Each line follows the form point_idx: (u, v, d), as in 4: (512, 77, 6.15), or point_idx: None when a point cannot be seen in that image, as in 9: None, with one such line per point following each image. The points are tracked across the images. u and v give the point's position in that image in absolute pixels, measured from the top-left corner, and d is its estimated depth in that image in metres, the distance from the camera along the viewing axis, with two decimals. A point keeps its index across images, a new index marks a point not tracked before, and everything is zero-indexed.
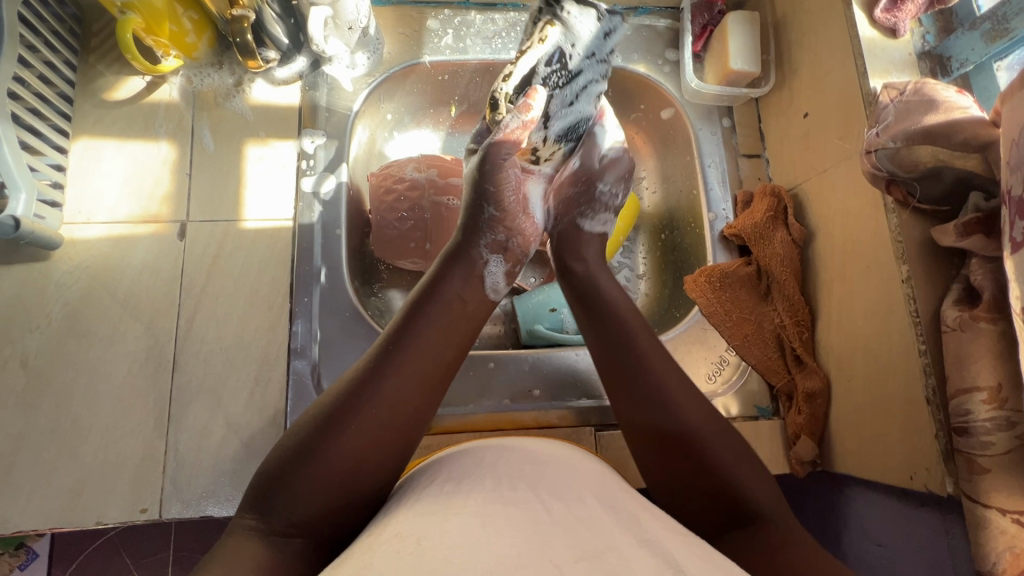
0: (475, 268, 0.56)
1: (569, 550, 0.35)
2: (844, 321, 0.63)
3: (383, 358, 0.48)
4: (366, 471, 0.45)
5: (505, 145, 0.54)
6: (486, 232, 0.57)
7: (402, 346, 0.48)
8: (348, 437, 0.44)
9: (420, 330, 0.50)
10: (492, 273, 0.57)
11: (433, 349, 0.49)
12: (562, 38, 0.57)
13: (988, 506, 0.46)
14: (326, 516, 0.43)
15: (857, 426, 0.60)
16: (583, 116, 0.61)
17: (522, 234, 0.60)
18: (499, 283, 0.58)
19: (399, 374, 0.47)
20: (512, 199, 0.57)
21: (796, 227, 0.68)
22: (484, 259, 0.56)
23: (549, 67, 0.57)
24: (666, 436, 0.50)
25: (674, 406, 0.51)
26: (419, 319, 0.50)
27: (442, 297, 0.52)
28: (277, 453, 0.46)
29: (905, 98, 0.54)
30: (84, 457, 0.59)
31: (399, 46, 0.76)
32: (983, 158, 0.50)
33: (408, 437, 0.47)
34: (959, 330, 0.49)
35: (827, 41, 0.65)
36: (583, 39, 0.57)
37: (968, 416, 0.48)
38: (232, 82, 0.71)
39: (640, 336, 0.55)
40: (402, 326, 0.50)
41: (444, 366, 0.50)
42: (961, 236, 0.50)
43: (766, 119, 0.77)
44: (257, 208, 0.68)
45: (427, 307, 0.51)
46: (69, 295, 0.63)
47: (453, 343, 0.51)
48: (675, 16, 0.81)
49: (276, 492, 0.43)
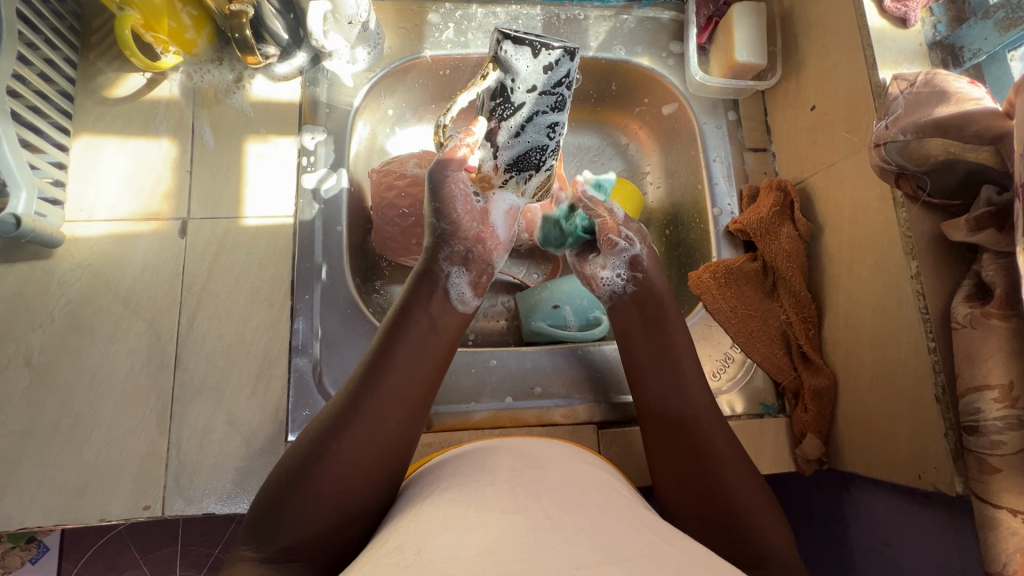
0: (436, 284, 0.56)
1: (568, 553, 0.34)
2: (851, 317, 0.62)
3: (366, 373, 0.50)
4: (354, 492, 0.45)
5: (450, 162, 0.56)
6: (444, 245, 0.57)
7: (383, 363, 0.50)
8: (336, 459, 0.45)
9: (399, 345, 0.51)
10: (456, 285, 0.56)
11: (411, 365, 0.51)
12: (503, 75, 0.55)
13: (998, 507, 0.45)
14: (324, 539, 0.43)
15: (865, 425, 0.59)
16: (534, 146, 0.59)
17: (483, 243, 0.58)
18: (466, 294, 0.57)
19: (383, 393, 0.48)
20: (463, 211, 0.56)
21: (802, 222, 0.67)
22: (446, 273, 0.56)
23: (493, 101, 0.56)
24: (679, 427, 0.54)
25: (690, 398, 0.55)
26: (398, 336, 0.52)
27: (411, 318, 0.53)
28: (271, 482, 0.46)
29: (915, 89, 0.53)
30: (87, 454, 0.59)
31: (400, 41, 0.76)
32: (996, 151, 0.48)
33: (394, 457, 0.47)
34: (970, 326, 0.48)
35: (835, 32, 0.64)
36: (524, 75, 0.55)
37: (978, 415, 0.47)
38: (232, 78, 0.71)
39: (676, 329, 0.59)
40: (379, 344, 0.52)
41: (424, 383, 0.51)
42: (973, 231, 0.49)
43: (772, 112, 0.76)
44: (258, 205, 0.68)
45: (402, 326, 0.53)
46: (71, 293, 0.63)
47: (429, 358, 0.52)
48: (680, 8, 0.80)
49: (272, 518, 0.43)
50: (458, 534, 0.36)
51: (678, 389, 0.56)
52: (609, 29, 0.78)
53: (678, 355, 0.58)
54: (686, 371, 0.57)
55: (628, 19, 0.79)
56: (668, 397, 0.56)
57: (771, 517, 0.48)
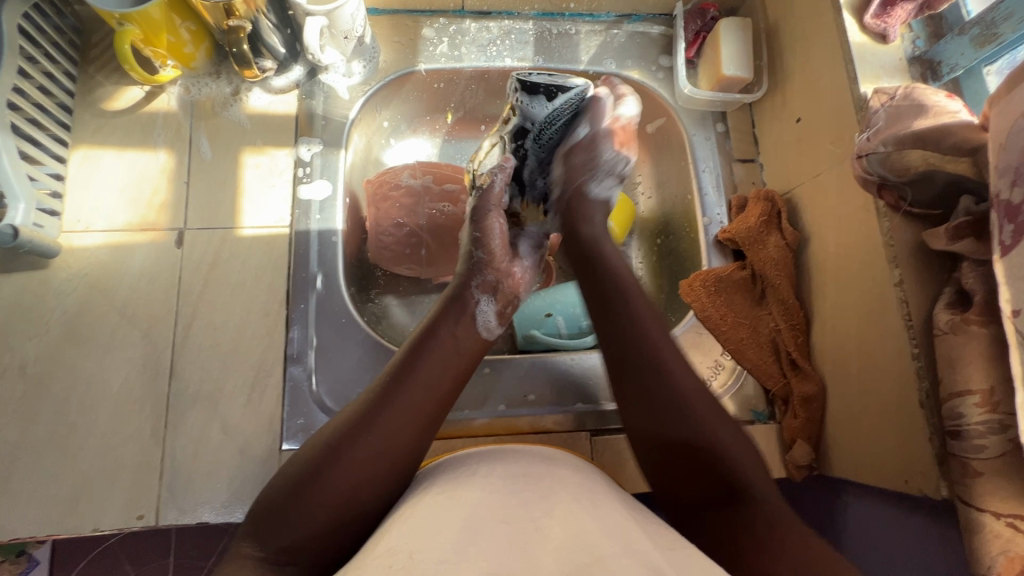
0: (467, 311, 0.57)
1: (554, 558, 0.35)
2: (838, 324, 0.63)
3: (388, 380, 0.50)
4: (361, 498, 0.45)
5: (489, 199, 0.63)
6: (480, 275, 0.60)
7: (405, 374, 0.50)
8: (344, 465, 0.45)
9: (423, 358, 0.52)
10: (482, 312, 0.58)
11: (432, 380, 0.51)
12: (522, 119, 0.68)
13: (982, 510, 0.46)
14: (322, 542, 0.43)
15: (853, 430, 0.60)
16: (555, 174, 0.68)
17: (512, 278, 0.62)
18: (491, 322, 0.58)
19: (402, 402, 0.49)
20: (498, 244, 0.61)
21: (789, 231, 0.68)
22: (477, 301, 0.58)
23: (514, 141, 0.68)
24: (653, 397, 0.50)
25: (677, 389, 0.50)
26: (420, 353, 0.52)
27: (438, 336, 0.54)
28: (271, 487, 0.47)
29: (895, 102, 0.54)
30: (82, 463, 0.60)
31: (395, 54, 0.77)
32: (974, 162, 0.50)
33: (400, 471, 0.47)
34: (951, 333, 0.49)
35: (818, 46, 0.65)
36: (539, 114, 0.67)
37: (960, 420, 0.48)
38: (229, 91, 0.72)
39: (639, 313, 0.55)
40: (405, 355, 0.53)
41: (443, 398, 0.51)
42: (952, 240, 0.50)
43: (760, 124, 0.77)
44: (255, 215, 0.69)
45: (427, 343, 0.53)
46: (67, 303, 0.64)
47: (448, 377, 0.52)
48: (669, 23, 0.81)
49: (274, 518, 0.44)
50: (449, 538, 0.37)
51: (658, 377, 0.51)
52: (600, 44, 0.80)
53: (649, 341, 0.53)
54: (668, 358, 0.52)
55: (618, 34, 0.80)
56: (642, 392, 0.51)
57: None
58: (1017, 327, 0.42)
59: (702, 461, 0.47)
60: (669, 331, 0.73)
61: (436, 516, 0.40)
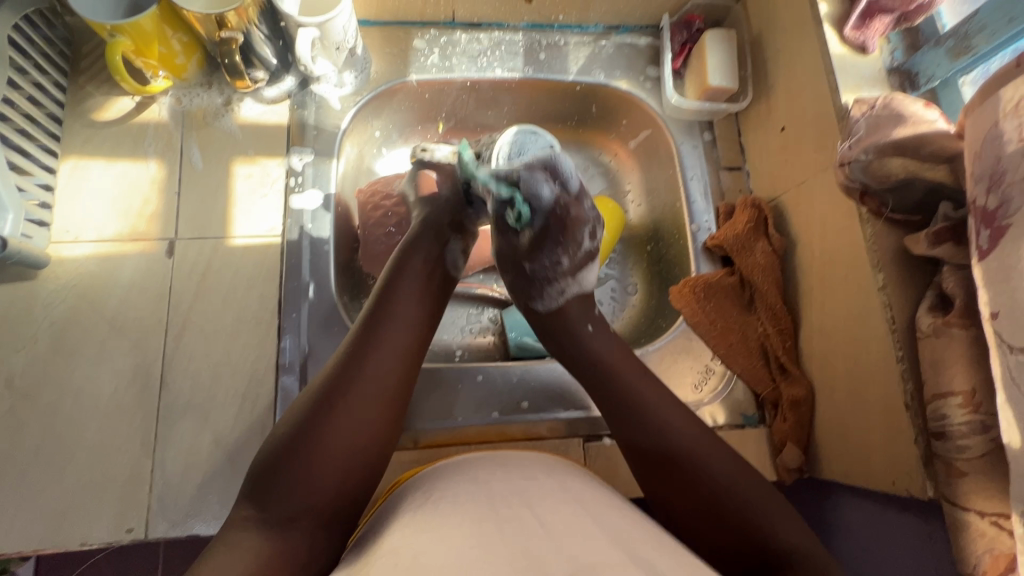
0: (435, 247, 0.60)
1: (555, 562, 0.36)
2: (824, 328, 0.64)
3: (367, 322, 0.51)
4: (344, 462, 0.45)
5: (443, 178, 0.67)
6: (449, 211, 0.65)
7: (377, 322, 0.51)
8: (333, 429, 0.45)
9: (401, 290, 0.54)
10: (452, 253, 0.62)
11: (408, 324, 0.53)
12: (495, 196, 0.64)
13: (967, 509, 0.47)
14: (318, 515, 0.43)
15: (841, 432, 0.61)
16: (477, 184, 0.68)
17: (432, 224, 0.62)
18: (459, 262, 0.63)
19: (381, 347, 0.50)
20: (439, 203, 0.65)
21: (776, 238, 0.70)
22: (445, 241, 0.62)
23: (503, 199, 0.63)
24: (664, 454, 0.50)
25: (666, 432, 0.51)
26: (393, 292, 0.54)
27: (409, 271, 0.56)
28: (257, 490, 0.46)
29: (875, 112, 0.55)
30: (71, 476, 0.59)
31: (386, 65, 0.78)
32: (952, 170, 0.51)
33: (381, 446, 0.48)
34: (933, 335, 0.50)
35: (801, 58, 0.67)
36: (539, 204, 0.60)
37: (944, 421, 0.49)
38: (220, 101, 0.72)
39: (645, 385, 0.55)
40: (376, 299, 0.54)
41: (419, 339, 0.53)
42: (933, 245, 0.52)
43: (746, 133, 0.79)
44: (245, 225, 0.69)
45: (400, 278, 0.56)
46: (55, 314, 0.63)
47: (422, 319, 0.54)
48: (655, 34, 0.83)
49: (267, 489, 0.43)
50: (448, 544, 0.37)
51: (643, 416, 0.53)
52: (588, 54, 0.81)
53: (660, 412, 0.53)
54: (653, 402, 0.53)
55: (606, 44, 0.82)
56: (655, 441, 0.51)
57: (760, 487, 0.47)
58: (996, 328, 0.43)
59: (726, 514, 0.46)
60: (662, 336, 0.74)
61: (433, 521, 0.40)
